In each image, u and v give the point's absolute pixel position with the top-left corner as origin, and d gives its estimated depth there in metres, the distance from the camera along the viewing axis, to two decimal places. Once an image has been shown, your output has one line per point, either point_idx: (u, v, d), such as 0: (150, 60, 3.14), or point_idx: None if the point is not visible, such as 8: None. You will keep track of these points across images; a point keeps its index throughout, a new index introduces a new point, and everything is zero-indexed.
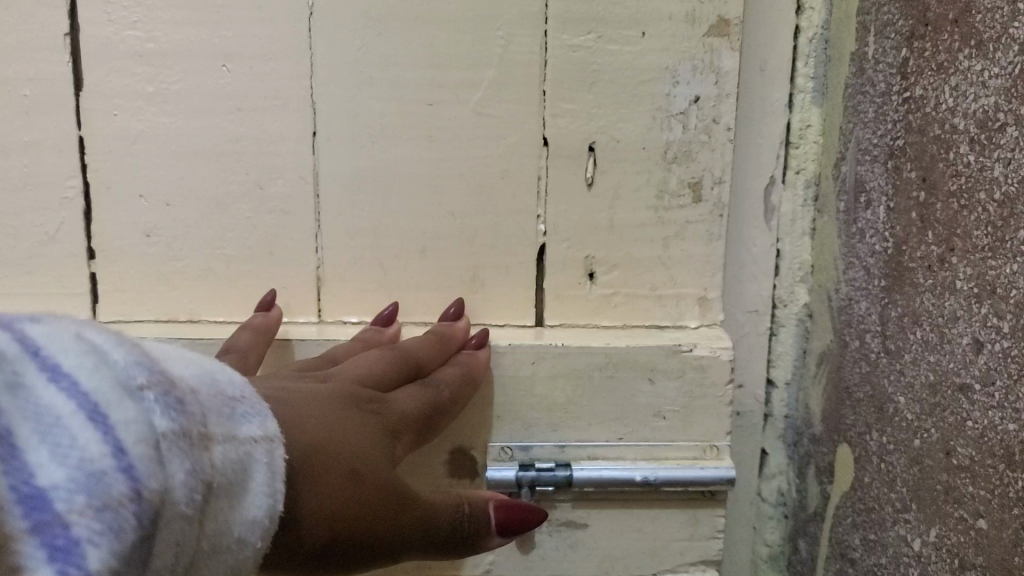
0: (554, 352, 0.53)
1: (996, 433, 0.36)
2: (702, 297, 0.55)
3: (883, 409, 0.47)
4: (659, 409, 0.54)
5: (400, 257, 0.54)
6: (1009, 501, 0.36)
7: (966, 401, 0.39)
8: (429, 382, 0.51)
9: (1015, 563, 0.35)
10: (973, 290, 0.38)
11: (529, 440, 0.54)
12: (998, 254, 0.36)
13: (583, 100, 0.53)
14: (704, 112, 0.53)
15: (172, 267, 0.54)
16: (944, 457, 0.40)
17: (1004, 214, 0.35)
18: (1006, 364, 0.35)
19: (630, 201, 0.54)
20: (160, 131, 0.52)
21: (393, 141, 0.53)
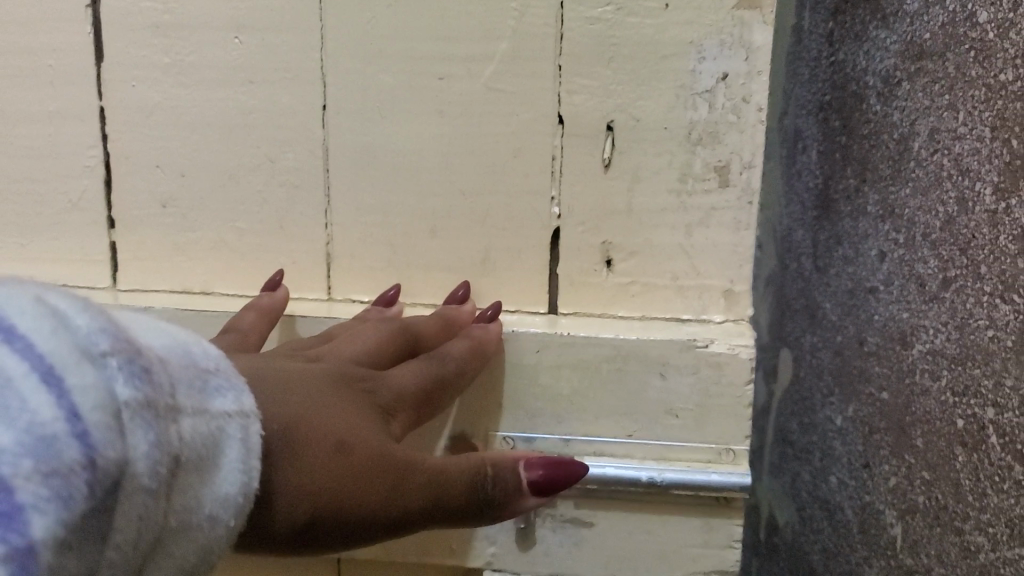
0: (558, 342, 0.50)
1: (894, 322, 0.42)
2: (728, 289, 0.52)
3: (819, 314, 0.48)
4: (671, 406, 0.50)
5: (409, 235, 0.53)
6: (930, 389, 0.39)
7: (873, 302, 0.43)
8: (436, 355, 0.49)
9: (910, 418, 0.41)
10: (880, 212, 0.42)
11: (534, 431, 0.51)
12: (898, 178, 0.41)
13: (600, 76, 0.50)
14: (733, 91, 0.49)
15: (186, 238, 0.55)
16: (858, 348, 0.45)
17: (902, 148, 0.40)
18: (915, 268, 0.40)
19: (651, 183, 0.51)
20: (175, 102, 0.53)
21: (401, 116, 0.51)
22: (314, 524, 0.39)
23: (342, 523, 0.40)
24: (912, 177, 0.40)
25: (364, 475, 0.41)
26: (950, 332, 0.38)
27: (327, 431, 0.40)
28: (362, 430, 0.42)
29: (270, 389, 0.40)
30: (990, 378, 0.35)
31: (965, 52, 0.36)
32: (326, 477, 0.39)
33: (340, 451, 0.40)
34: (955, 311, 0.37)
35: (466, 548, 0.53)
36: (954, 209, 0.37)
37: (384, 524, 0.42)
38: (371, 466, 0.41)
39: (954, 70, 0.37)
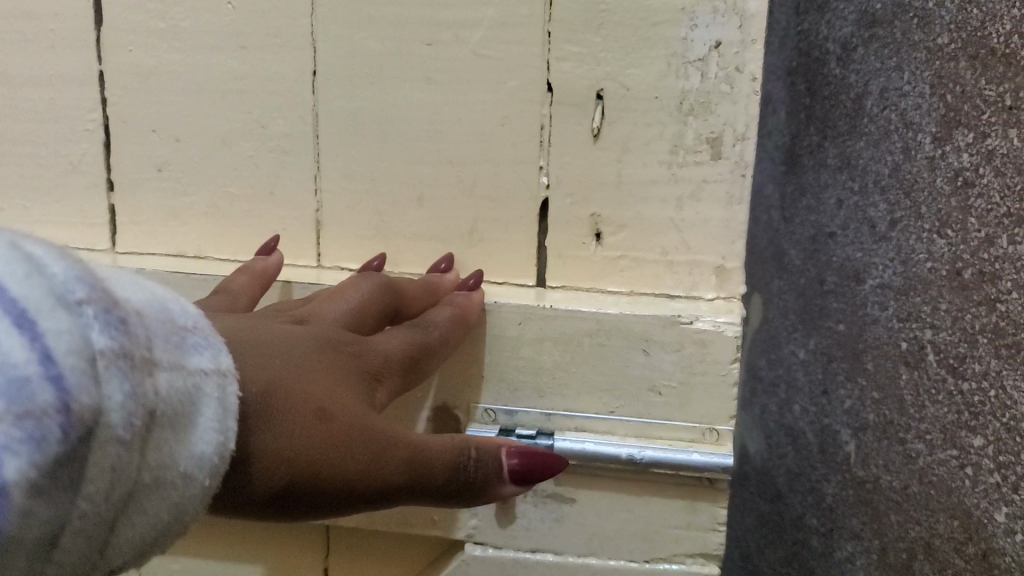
0: (541, 314, 0.49)
1: (849, 261, 0.76)
2: (719, 266, 0.50)
3: (779, 264, 0.83)
4: (653, 383, 0.49)
5: (400, 203, 0.54)
6: (894, 304, 0.72)
7: (834, 242, 0.77)
8: (420, 323, 0.49)
9: (861, 344, 0.75)
10: (857, 185, 0.74)
11: (515, 404, 0.51)
12: (904, 162, 0.70)
13: (591, 42, 0.48)
14: (727, 59, 0.47)
15: (182, 202, 0.57)
16: (819, 282, 0.79)
17: (903, 142, 0.69)
18: (892, 219, 0.71)
19: (641, 155, 0.49)
20: (170, 67, 0.54)
21: (389, 82, 0.52)
22: (293, 490, 0.37)
23: (321, 495, 0.38)
24: (936, 169, 0.67)
25: (346, 444, 0.39)
26: (896, 263, 0.71)
27: (306, 394, 0.39)
28: (344, 395, 0.41)
29: (246, 349, 0.38)
30: (927, 301, 0.69)
31: (935, 71, 0.67)
32: (308, 443, 0.38)
33: (320, 417, 0.39)
34: (948, 251, 0.68)
35: (449, 519, 0.53)
36: (946, 184, 0.67)
37: (365, 499, 0.40)
38: (353, 433, 0.39)
39: (907, 53, 0.68)
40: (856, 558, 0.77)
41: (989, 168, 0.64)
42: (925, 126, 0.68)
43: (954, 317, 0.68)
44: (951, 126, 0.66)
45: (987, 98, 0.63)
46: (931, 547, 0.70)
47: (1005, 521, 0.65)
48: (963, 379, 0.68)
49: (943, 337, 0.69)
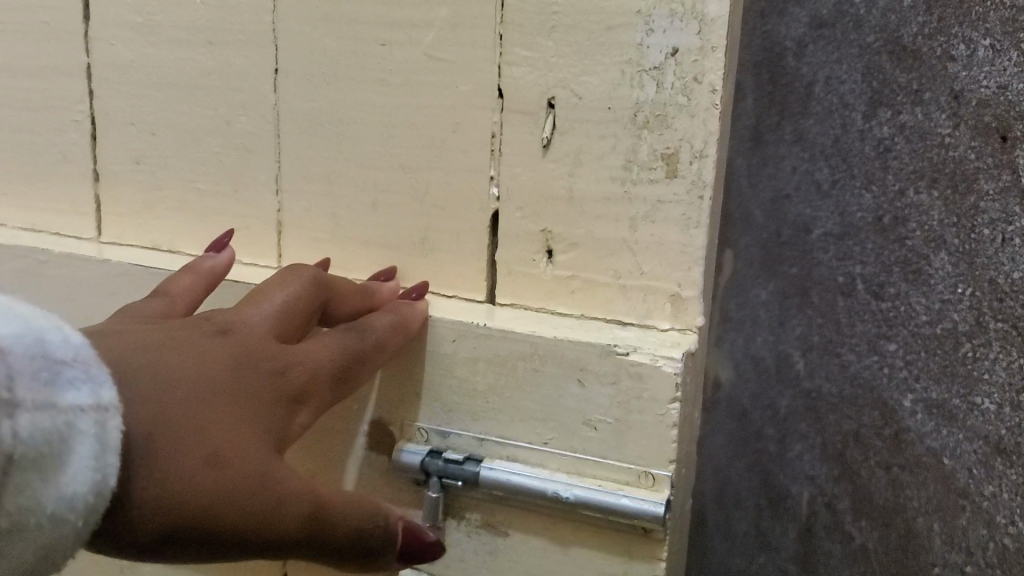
0: (474, 333, 0.47)
1: (799, 217, 0.61)
2: (675, 295, 0.45)
3: (749, 221, 0.62)
4: (588, 416, 0.44)
5: (354, 209, 0.57)
6: (836, 284, 0.60)
7: (789, 206, 0.61)
8: (363, 327, 0.43)
9: (808, 282, 0.61)
10: (807, 155, 0.60)
11: (449, 427, 0.50)
12: (842, 123, 0.58)
13: (542, 47, 0.45)
14: (685, 68, 0.43)
15: (153, 195, 0.67)
16: (777, 236, 0.62)
17: (835, 111, 0.58)
18: (830, 188, 0.59)
19: (594, 169, 0.46)
20: (143, 63, 0.64)
21: (345, 82, 0.55)
22: (175, 539, 0.29)
23: (210, 546, 0.30)
24: (871, 136, 0.58)
25: (252, 492, 0.31)
26: (835, 218, 0.59)
27: (213, 422, 0.31)
28: (258, 427, 0.33)
29: (143, 367, 0.30)
30: (859, 247, 0.59)
31: (867, 62, 0.57)
32: (204, 488, 0.29)
33: (223, 454, 0.31)
34: (885, 200, 0.58)
35: None
36: (874, 150, 0.58)
37: (262, 550, 0.32)
38: (262, 476, 0.31)
39: (846, 46, 0.57)
40: (801, 458, 0.63)
41: (903, 136, 0.57)
42: (856, 105, 0.58)
43: (877, 254, 0.59)
44: (874, 101, 0.57)
45: (900, 84, 0.56)
46: (859, 436, 0.61)
47: (913, 404, 0.59)
48: (883, 301, 0.59)
49: (870, 270, 0.59)
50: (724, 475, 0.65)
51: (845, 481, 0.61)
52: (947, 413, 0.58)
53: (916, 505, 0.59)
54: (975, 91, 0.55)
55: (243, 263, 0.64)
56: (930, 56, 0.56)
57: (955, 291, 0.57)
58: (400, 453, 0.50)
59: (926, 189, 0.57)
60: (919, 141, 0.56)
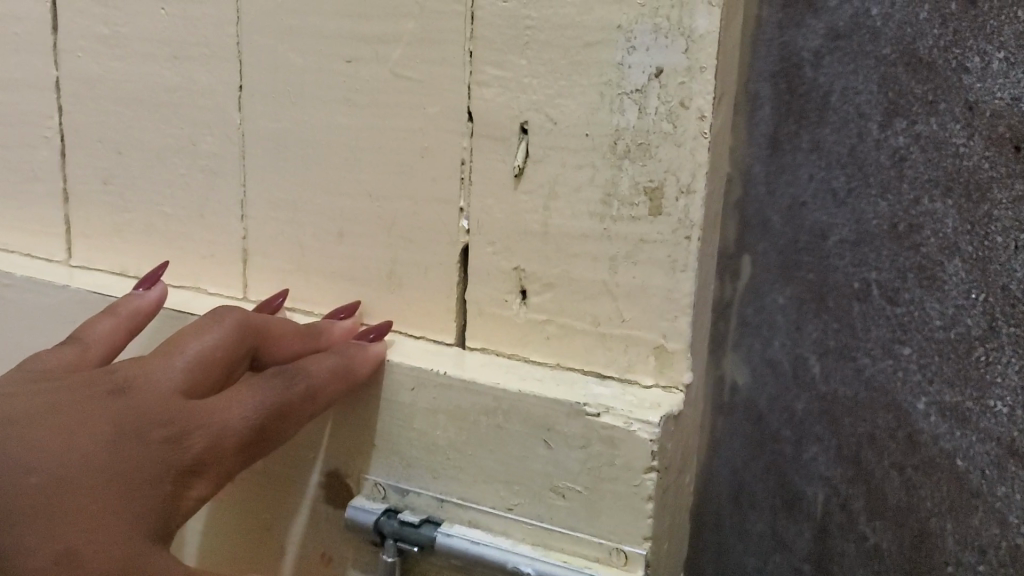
0: (435, 382, 0.42)
1: (816, 226, 0.43)
2: (659, 346, 0.40)
3: (765, 226, 0.44)
4: (555, 482, 0.39)
5: (318, 239, 0.52)
6: (854, 321, 0.42)
7: (808, 216, 0.43)
8: (298, 373, 0.40)
9: (826, 303, 0.43)
10: (825, 162, 0.42)
11: (408, 484, 0.45)
12: (850, 131, 0.41)
13: (514, 65, 0.41)
14: (669, 90, 0.38)
15: (121, 217, 0.64)
16: (796, 244, 0.43)
17: (844, 114, 0.41)
18: (846, 201, 0.42)
19: (570, 202, 0.41)
20: (110, 77, 0.61)
21: (308, 100, 0.50)
22: None
23: None
24: (884, 141, 0.41)
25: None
26: (850, 228, 0.42)
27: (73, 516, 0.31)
28: (136, 507, 0.32)
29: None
30: (880, 264, 0.41)
31: (882, 72, 0.40)
32: None
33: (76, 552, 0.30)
34: (900, 220, 0.41)
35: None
36: (887, 159, 0.41)
37: None
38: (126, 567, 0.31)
39: (861, 55, 0.40)
40: (812, 458, 0.44)
41: (917, 144, 0.40)
42: (871, 113, 0.41)
43: (893, 260, 0.41)
44: (890, 109, 0.40)
45: (915, 94, 0.40)
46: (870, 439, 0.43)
47: (927, 402, 0.41)
48: (894, 310, 0.41)
49: (886, 276, 0.41)
50: (722, 476, 0.46)
51: (858, 478, 0.43)
52: (959, 414, 0.41)
53: (929, 505, 0.42)
54: (994, 101, 0.39)
55: (209, 293, 0.60)
56: (945, 67, 0.39)
57: (970, 300, 0.40)
58: (352, 510, 0.45)
59: (940, 198, 0.40)
60: (936, 157, 0.40)
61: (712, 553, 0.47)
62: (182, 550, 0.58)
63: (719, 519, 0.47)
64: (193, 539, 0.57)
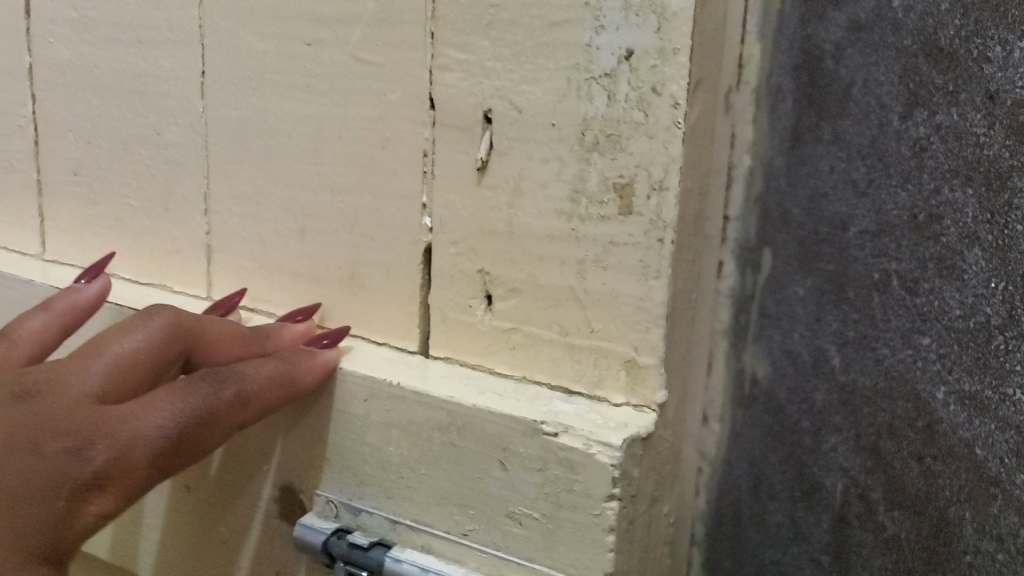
0: (388, 393, 0.39)
1: (833, 216, 0.38)
2: (630, 361, 0.35)
3: (784, 219, 0.39)
4: (511, 507, 0.35)
5: (281, 235, 0.49)
6: (874, 322, 0.38)
7: (826, 207, 0.38)
8: (229, 376, 0.37)
9: (844, 293, 0.38)
10: (846, 153, 0.37)
11: (362, 502, 0.41)
12: (873, 121, 0.37)
13: (476, 47, 0.37)
14: (640, 75, 0.33)
15: (91, 210, 0.61)
16: (811, 236, 0.39)
17: (866, 106, 0.37)
18: (866, 190, 0.37)
19: (536, 199, 0.37)
20: (80, 63, 0.58)
21: (270, 87, 0.47)
22: None
23: None
24: (906, 128, 0.36)
25: None
26: (871, 218, 0.37)
27: None
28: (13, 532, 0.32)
29: None
30: (899, 253, 0.37)
31: (903, 63, 0.36)
32: None
33: None
34: (920, 208, 0.36)
35: None
36: (908, 151, 0.36)
37: None
38: None
39: (882, 46, 0.36)
40: (830, 448, 0.39)
41: (938, 135, 0.35)
42: (892, 105, 0.36)
43: (913, 249, 0.36)
44: (911, 100, 0.36)
45: (935, 85, 0.35)
46: (892, 428, 0.38)
47: (946, 393, 0.36)
48: (914, 300, 0.37)
49: (906, 266, 0.37)
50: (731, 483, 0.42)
51: (877, 468, 0.38)
52: (978, 403, 0.36)
53: (948, 494, 0.37)
54: (1015, 90, 0.34)
55: (174, 291, 0.57)
56: (968, 57, 0.34)
57: (989, 290, 0.35)
58: (301, 528, 0.41)
59: (961, 186, 0.35)
60: (958, 147, 0.35)
61: (724, 548, 0.43)
62: (142, 554, 0.55)
63: (738, 510, 0.42)
64: (154, 544, 0.54)
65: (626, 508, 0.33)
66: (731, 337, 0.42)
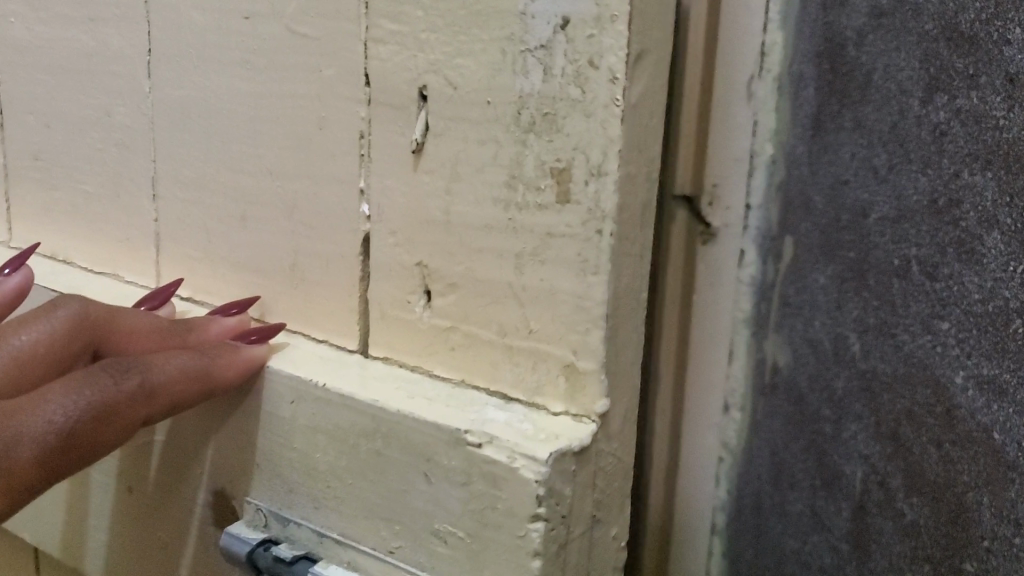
0: (313, 396, 0.36)
1: (852, 202, 0.32)
2: (570, 366, 0.32)
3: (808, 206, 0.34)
4: (435, 525, 0.32)
5: (225, 223, 0.46)
6: (894, 318, 0.31)
7: (848, 192, 0.32)
8: (133, 369, 0.36)
9: (865, 275, 0.32)
10: (865, 138, 0.31)
11: (291, 512, 0.38)
12: (891, 105, 0.30)
13: (410, 18, 0.34)
14: (576, 47, 0.30)
15: (49, 196, 0.58)
16: (832, 218, 0.33)
17: (886, 87, 0.30)
18: (884, 175, 0.31)
19: (473, 185, 0.33)
20: (36, 42, 0.55)
21: (213, 64, 0.44)
22: None
23: None
24: (928, 108, 0.29)
25: None
26: (891, 205, 0.31)
27: None
28: None
29: None
30: (919, 238, 0.30)
31: (925, 49, 0.29)
32: None
33: None
34: (941, 193, 0.29)
35: None
36: (928, 135, 0.29)
37: None
38: None
39: (903, 31, 0.29)
40: (851, 436, 0.33)
41: (959, 120, 0.28)
42: (912, 91, 0.29)
43: (933, 234, 0.29)
44: (931, 84, 0.29)
45: (957, 69, 0.28)
46: (913, 416, 0.31)
47: (965, 378, 0.29)
48: (933, 286, 0.30)
49: (926, 251, 0.30)
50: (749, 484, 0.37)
51: (896, 455, 0.31)
52: (998, 387, 0.28)
53: (965, 478, 0.29)
54: None
55: (126, 282, 0.54)
56: (990, 41, 0.27)
57: (1009, 273, 0.28)
58: (227, 536, 0.38)
59: (983, 171, 0.28)
60: (977, 132, 0.28)
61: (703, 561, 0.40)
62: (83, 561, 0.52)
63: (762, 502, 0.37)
64: (95, 551, 0.51)
65: (554, 530, 0.30)
66: (752, 326, 0.36)
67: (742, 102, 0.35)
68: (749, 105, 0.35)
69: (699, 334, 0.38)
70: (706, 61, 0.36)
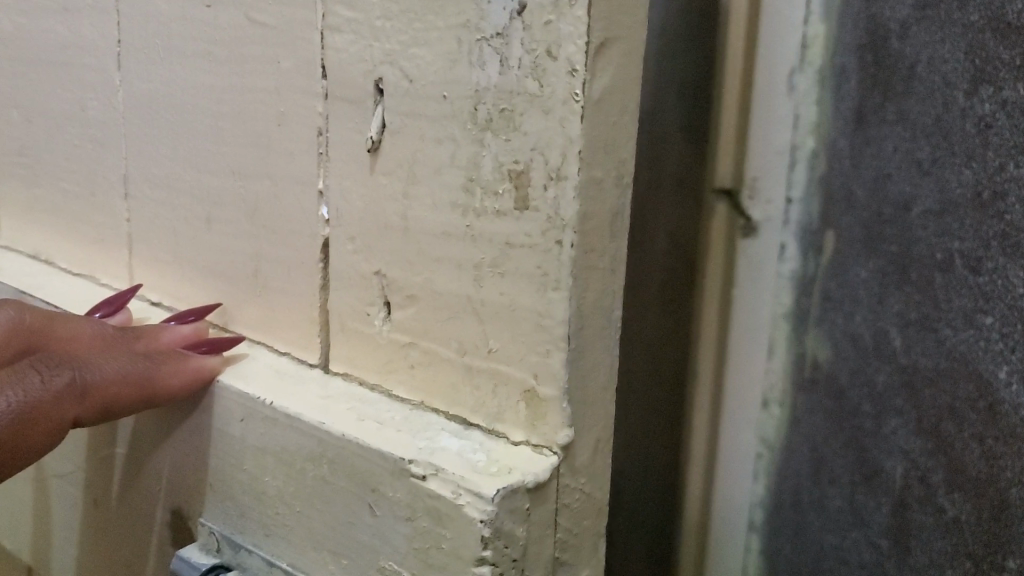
0: (263, 414, 0.33)
1: (891, 200, 0.31)
2: (530, 390, 0.29)
3: (849, 199, 0.33)
4: (382, 562, 0.29)
5: (192, 224, 0.43)
6: (935, 316, 0.29)
7: (892, 190, 0.31)
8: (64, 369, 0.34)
9: (907, 270, 0.30)
10: (909, 133, 0.30)
11: (242, 539, 0.35)
12: (933, 100, 0.29)
13: (366, 3, 0.31)
14: (534, 34, 0.27)
15: (30, 193, 0.56)
16: (873, 216, 0.32)
17: (930, 82, 0.29)
18: (928, 174, 0.29)
19: (431, 188, 0.30)
20: (14, 33, 0.53)
21: (177, 56, 0.41)
22: None
23: None
24: (971, 102, 0.28)
25: None
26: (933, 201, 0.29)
27: None
28: None
29: None
30: (964, 230, 0.28)
31: (969, 40, 0.28)
32: None
33: None
34: (984, 188, 0.27)
35: None
36: (972, 130, 0.28)
37: None
38: None
39: (948, 22, 0.28)
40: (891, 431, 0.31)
41: (1004, 112, 0.27)
42: (957, 83, 0.28)
43: (975, 229, 0.28)
44: (976, 77, 0.27)
45: (1002, 59, 0.26)
46: (954, 415, 0.29)
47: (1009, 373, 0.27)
48: (976, 280, 0.28)
49: (969, 247, 0.28)
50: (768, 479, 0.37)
51: (937, 450, 0.30)
52: None
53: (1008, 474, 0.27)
54: None
55: (100, 284, 0.51)
56: None
57: None
58: (176, 562, 0.36)
59: None
60: None
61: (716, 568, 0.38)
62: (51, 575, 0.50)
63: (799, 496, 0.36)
64: (61, 566, 0.48)
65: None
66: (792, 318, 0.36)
67: (782, 97, 0.35)
68: (789, 99, 0.35)
69: (738, 329, 0.38)
70: (746, 59, 0.36)
